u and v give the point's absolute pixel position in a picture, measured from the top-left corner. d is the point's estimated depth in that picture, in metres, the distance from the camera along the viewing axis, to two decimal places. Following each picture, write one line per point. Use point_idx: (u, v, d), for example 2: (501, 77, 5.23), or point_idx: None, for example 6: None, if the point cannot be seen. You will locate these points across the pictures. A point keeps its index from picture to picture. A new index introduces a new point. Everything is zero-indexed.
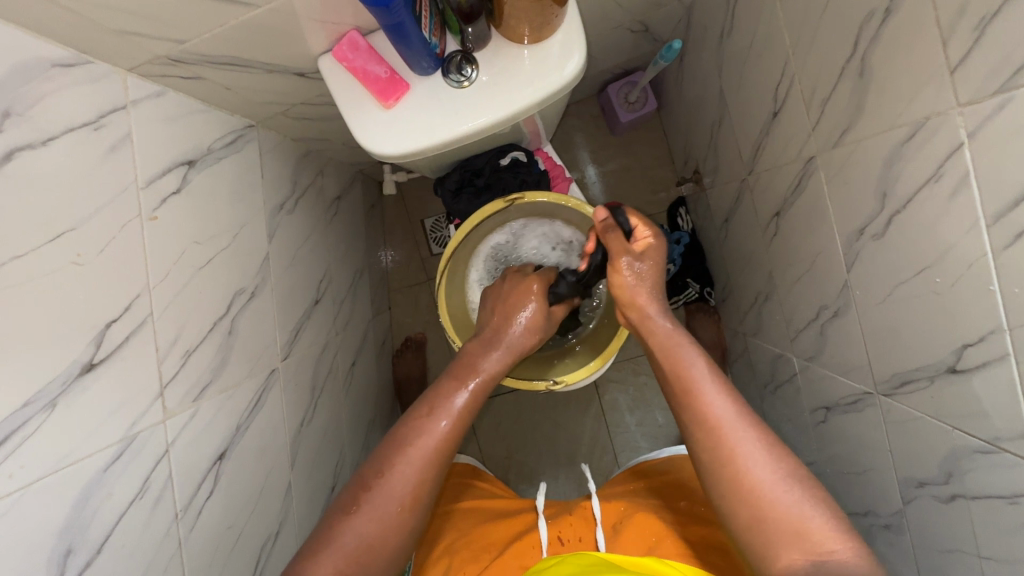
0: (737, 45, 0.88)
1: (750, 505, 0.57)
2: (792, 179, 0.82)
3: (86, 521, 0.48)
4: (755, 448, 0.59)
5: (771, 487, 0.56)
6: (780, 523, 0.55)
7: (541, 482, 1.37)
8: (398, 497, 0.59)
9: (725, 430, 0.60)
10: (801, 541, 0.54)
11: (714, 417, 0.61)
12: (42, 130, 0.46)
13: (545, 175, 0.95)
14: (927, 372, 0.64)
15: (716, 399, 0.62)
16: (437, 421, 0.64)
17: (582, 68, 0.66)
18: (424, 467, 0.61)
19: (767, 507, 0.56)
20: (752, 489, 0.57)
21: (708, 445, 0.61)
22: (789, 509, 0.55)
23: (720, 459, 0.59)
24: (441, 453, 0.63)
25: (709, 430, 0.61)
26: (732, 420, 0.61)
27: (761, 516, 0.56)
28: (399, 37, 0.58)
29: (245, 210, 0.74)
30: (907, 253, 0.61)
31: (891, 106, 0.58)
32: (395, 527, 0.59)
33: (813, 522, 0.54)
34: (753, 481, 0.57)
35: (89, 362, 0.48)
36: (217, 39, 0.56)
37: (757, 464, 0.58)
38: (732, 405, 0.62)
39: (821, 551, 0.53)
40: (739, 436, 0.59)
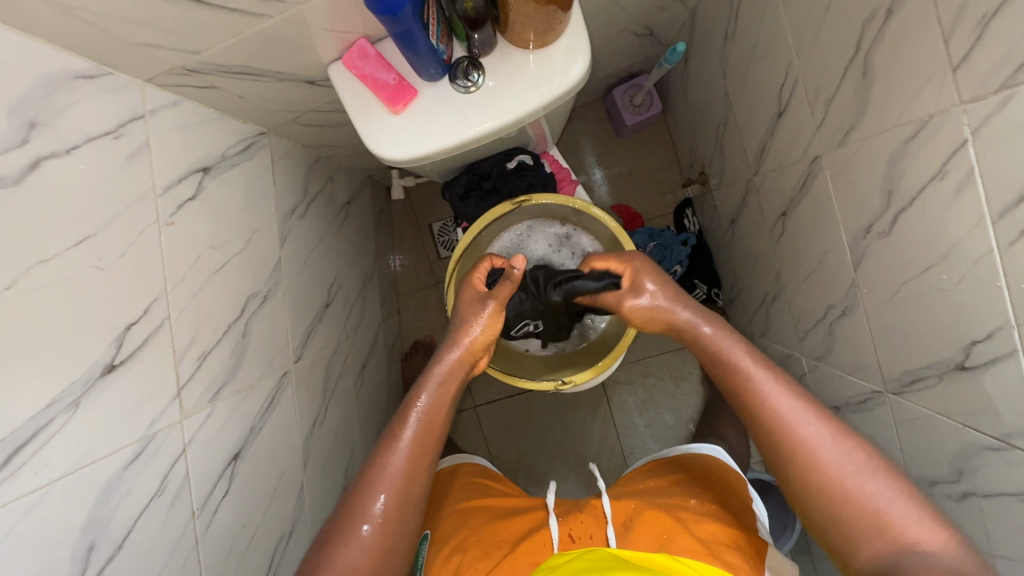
0: (741, 47, 0.89)
1: (834, 497, 0.55)
2: (797, 179, 0.83)
3: (106, 517, 0.49)
4: (825, 438, 0.58)
5: (849, 478, 0.55)
6: (858, 516, 0.54)
7: (551, 483, 1.38)
8: (370, 518, 0.59)
9: (795, 424, 0.59)
10: (890, 530, 0.52)
11: (781, 411, 0.60)
12: (66, 139, 0.47)
13: (551, 178, 0.96)
14: (936, 370, 0.64)
15: (776, 394, 0.61)
16: (399, 437, 0.65)
17: (587, 71, 0.67)
18: (392, 485, 0.61)
19: (849, 496, 0.55)
20: (830, 479, 0.56)
21: (779, 441, 0.59)
22: (871, 498, 0.54)
23: (795, 454, 0.58)
24: (409, 474, 0.63)
25: (778, 428, 0.59)
26: (798, 411, 0.60)
27: (846, 506, 0.54)
28: (407, 44, 0.59)
29: (258, 215, 0.75)
30: (914, 251, 0.61)
31: (895, 104, 0.58)
32: (378, 552, 0.58)
33: (895, 512, 0.53)
34: (832, 471, 0.56)
35: (110, 363, 0.50)
36: (231, 49, 0.58)
37: (833, 452, 0.57)
38: (795, 394, 0.61)
39: (908, 542, 0.51)
40: (809, 427, 0.58)
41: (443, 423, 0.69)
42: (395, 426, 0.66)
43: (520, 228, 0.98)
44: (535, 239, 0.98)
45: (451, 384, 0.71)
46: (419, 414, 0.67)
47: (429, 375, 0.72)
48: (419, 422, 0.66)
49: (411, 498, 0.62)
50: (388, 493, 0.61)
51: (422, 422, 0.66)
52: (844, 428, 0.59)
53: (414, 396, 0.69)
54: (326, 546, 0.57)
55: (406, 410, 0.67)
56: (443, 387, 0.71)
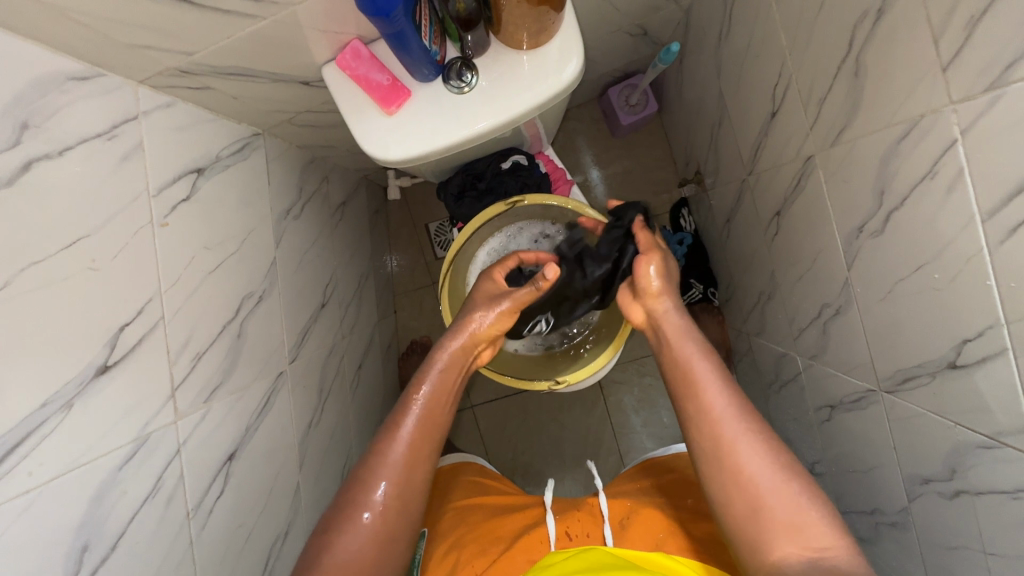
0: (735, 47, 0.89)
1: (742, 501, 0.58)
2: (791, 178, 0.83)
3: (101, 518, 0.49)
4: (750, 442, 0.60)
5: (767, 483, 0.57)
6: (771, 519, 0.56)
7: (548, 483, 1.38)
8: (371, 508, 0.59)
9: (725, 426, 0.61)
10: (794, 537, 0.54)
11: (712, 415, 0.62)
12: (58, 140, 0.47)
13: (546, 178, 0.96)
14: (929, 368, 0.64)
15: (716, 396, 0.63)
16: (401, 425, 0.65)
17: (580, 71, 0.67)
18: (394, 474, 0.62)
19: (758, 501, 0.57)
20: (743, 481, 0.58)
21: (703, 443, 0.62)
22: (776, 506, 0.56)
23: (716, 455, 0.61)
24: (410, 462, 0.63)
25: (709, 428, 0.62)
26: (730, 416, 0.62)
27: (757, 508, 0.57)
28: (400, 45, 0.59)
29: (253, 216, 0.75)
30: (906, 250, 0.62)
31: (887, 104, 0.58)
32: (375, 541, 0.58)
33: (807, 517, 0.55)
34: (749, 477, 0.58)
35: (103, 364, 0.50)
36: (223, 50, 0.58)
37: (749, 458, 0.59)
38: (731, 401, 0.63)
39: (817, 547, 0.53)
40: (736, 430, 0.61)
41: (444, 414, 0.69)
42: (395, 417, 0.66)
43: (511, 230, 0.97)
44: (526, 242, 0.97)
45: (452, 374, 0.72)
46: (420, 405, 0.67)
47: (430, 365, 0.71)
48: (422, 412, 0.66)
49: (412, 485, 0.62)
50: (388, 482, 0.61)
51: (425, 410, 0.67)
52: (770, 436, 0.60)
53: (415, 387, 0.69)
54: (329, 533, 0.58)
55: (408, 402, 0.67)
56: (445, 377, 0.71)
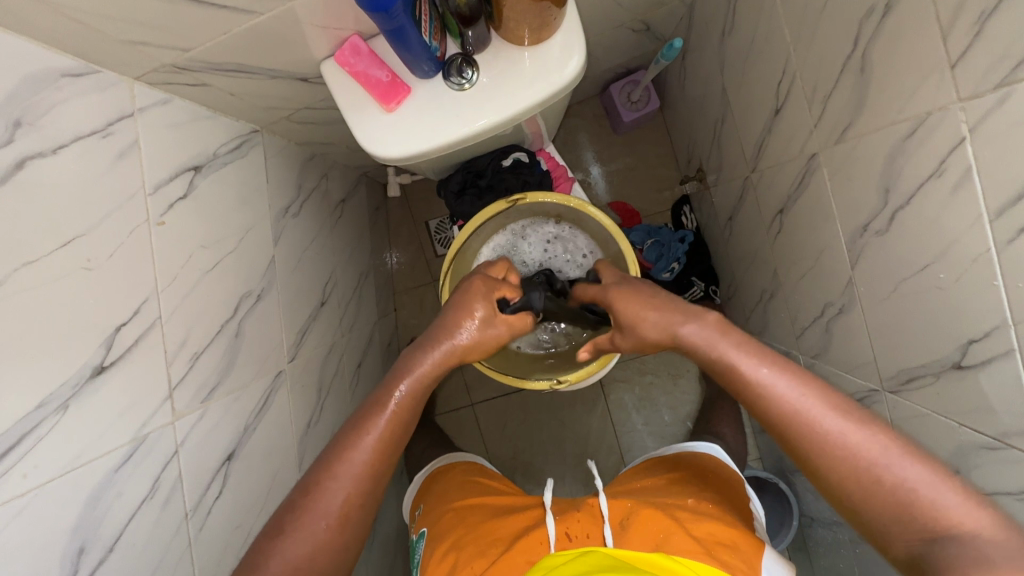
0: (738, 43, 0.88)
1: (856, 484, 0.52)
2: (795, 176, 0.82)
3: (98, 519, 0.49)
4: (836, 423, 0.54)
5: (874, 463, 0.52)
6: (886, 503, 0.51)
7: (548, 481, 1.38)
8: (328, 514, 0.56)
9: (802, 409, 0.56)
10: (920, 521, 0.49)
11: (787, 401, 0.56)
12: (52, 138, 0.47)
13: (547, 176, 0.95)
14: (932, 369, 0.64)
15: (781, 380, 0.58)
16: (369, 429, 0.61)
17: (582, 68, 0.66)
18: (353, 483, 0.59)
19: (868, 485, 0.52)
20: (842, 466, 0.53)
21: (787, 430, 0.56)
22: (892, 487, 0.50)
23: (806, 443, 0.55)
24: (369, 470, 0.60)
25: (787, 413, 0.56)
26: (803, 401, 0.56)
27: (869, 494, 0.52)
28: (399, 41, 0.58)
29: (251, 214, 0.75)
30: (911, 249, 0.61)
31: (893, 101, 0.57)
32: (331, 548, 0.56)
33: (921, 496, 0.49)
34: (848, 455, 0.53)
35: (99, 365, 0.49)
36: (220, 46, 0.57)
37: (844, 441, 0.53)
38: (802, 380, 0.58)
39: (939, 530, 0.48)
40: (818, 412, 0.55)
41: (409, 417, 0.65)
42: (369, 415, 0.63)
43: (518, 228, 0.98)
44: (533, 241, 0.98)
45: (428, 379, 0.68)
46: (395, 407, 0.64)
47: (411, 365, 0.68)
48: (394, 414, 0.63)
49: (374, 487, 0.60)
50: (352, 487, 0.58)
51: (395, 411, 0.64)
52: None
53: (392, 385, 0.66)
54: (278, 535, 0.55)
55: (382, 399, 0.64)
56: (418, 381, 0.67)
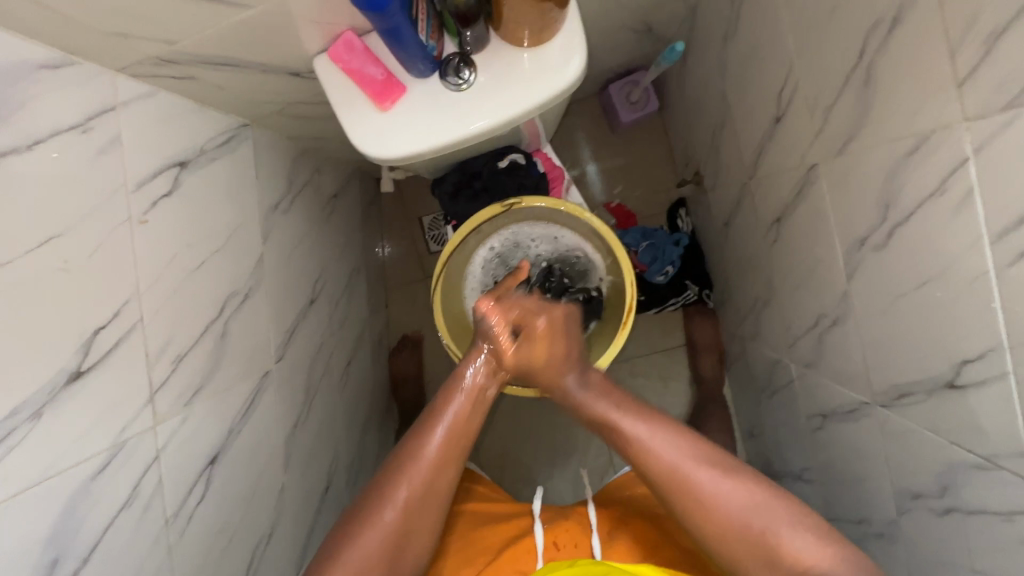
0: (740, 48, 0.86)
1: (729, 539, 0.61)
2: (793, 186, 0.81)
3: (73, 529, 0.47)
4: (715, 479, 0.63)
5: (749, 519, 0.61)
6: (757, 547, 0.60)
7: (538, 485, 1.37)
8: (392, 510, 0.62)
9: (683, 470, 0.64)
10: (782, 558, 0.59)
11: (669, 464, 0.65)
12: (27, 134, 0.44)
13: (544, 178, 0.93)
14: (925, 386, 0.64)
15: (665, 445, 0.66)
16: (430, 433, 0.67)
17: (582, 70, 0.65)
18: (417, 478, 0.64)
19: (741, 531, 0.61)
20: (724, 522, 0.61)
21: (678, 495, 0.64)
22: (761, 532, 0.60)
23: (685, 503, 0.63)
24: (437, 465, 0.66)
25: (668, 481, 0.64)
26: (683, 463, 0.65)
27: (738, 537, 0.61)
28: (394, 40, 0.57)
29: (240, 211, 0.73)
30: (909, 266, 0.61)
31: (896, 117, 0.57)
32: (392, 546, 0.61)
33: (794, 544, 0.59)
34: (725, 509, 0.61)
35: (76, 370, 0.47)
36: (209, 39, 0.55)
37: (728, 499, 0.62)
38: (685, 450, 0.66)
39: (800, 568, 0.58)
40: (700, 474, 0.64)
41: (475, 420, 0.71)
42: (427, 422, 0.69)
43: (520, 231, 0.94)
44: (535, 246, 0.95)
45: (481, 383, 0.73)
46: (449, 417, 0.69)
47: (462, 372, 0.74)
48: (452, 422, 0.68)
49: (439, 487, 0.65)
50: (414, 484, 0.64)
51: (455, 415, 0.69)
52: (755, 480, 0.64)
53: (447, 397, 0.71)
54: (350, 533, 0.61)
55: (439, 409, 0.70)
56: (473, 389, 0.72)
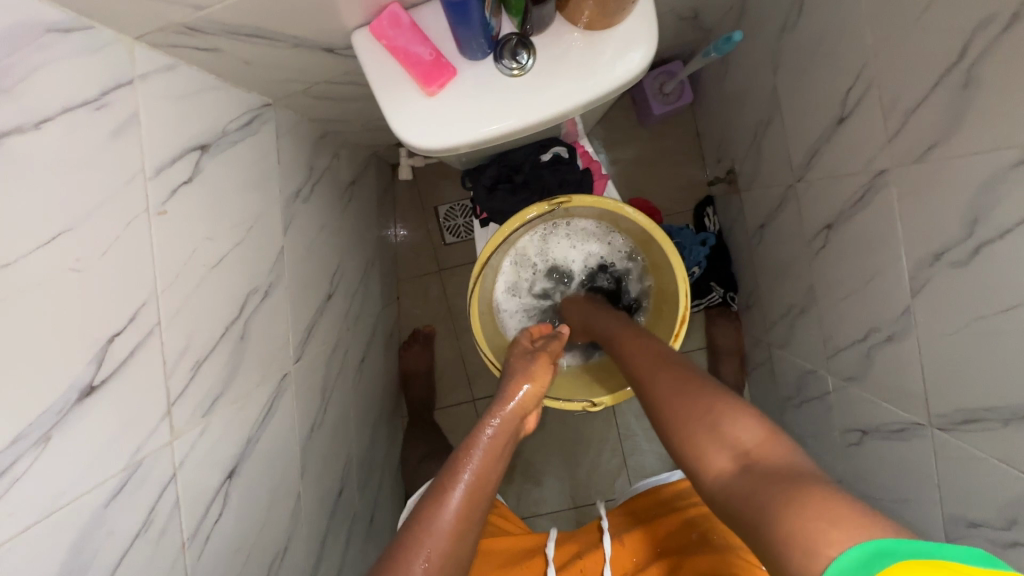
0: (800, 41, 0.81)
1: (677, 414, 0.55)
2: (853, 192, 0.76)
3: (85, 563, 0.42)
4: (668, 374, 0.61)
5: (686, 398, 0.56)
6: (694, 426, 0.53)
7: (557, 517, 1.32)
8: None
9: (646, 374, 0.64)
10: (721, 433, 0.50)
11: (641, 368, 0.66)
12: (33, 111, 0.38)
13: (587, 174, 0.87)
14: (1001, 414, 0.60)
15: (636, 355, 0.69)
16: (449, 493, 0.56)
17: (648, 62, 0.59)
18: (435, 549, 0.51)
19: (682, 415, 0.55)
20: (672, 407, 0.56)
21: (646, 389, 0.62)
22: (702, 409, 0.53)
23: (656, 408, 0.59)
24: (459, 531, 0.54)
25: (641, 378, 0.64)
26: (653, 363, 0.65)
27: (682, 418, 0.55)
28: (457, 15, 0.51)
29: (260, 200, 0.66)
30: (995, 287, 0.56)
31: (1000, 126, 0.52)
32: None
33: (733, 422, 0.50)
34: (666, 396, 0.58)
35: (88, 385, 0.41)
36: (242, 6, 0.48)
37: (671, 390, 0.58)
38: (654, 357, 0.66)
39: (743, 447, 0.48)
40: (660, 372, 0.62)
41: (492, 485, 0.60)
42: (442, 484, 0.57)
43: (600, 230, 0.94)
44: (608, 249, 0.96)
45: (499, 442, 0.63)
46: (469, 474, 0.58)
47: (482, 431, 0.64)
48: (471, 483, 0.57)
49: (456, 564, 0.53)
50: (434, 555, 0.51)
51: (477, 475, 0.58)
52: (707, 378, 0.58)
53: (462, 458, 0.60)
54: None
55: (454, 469, 0.59)
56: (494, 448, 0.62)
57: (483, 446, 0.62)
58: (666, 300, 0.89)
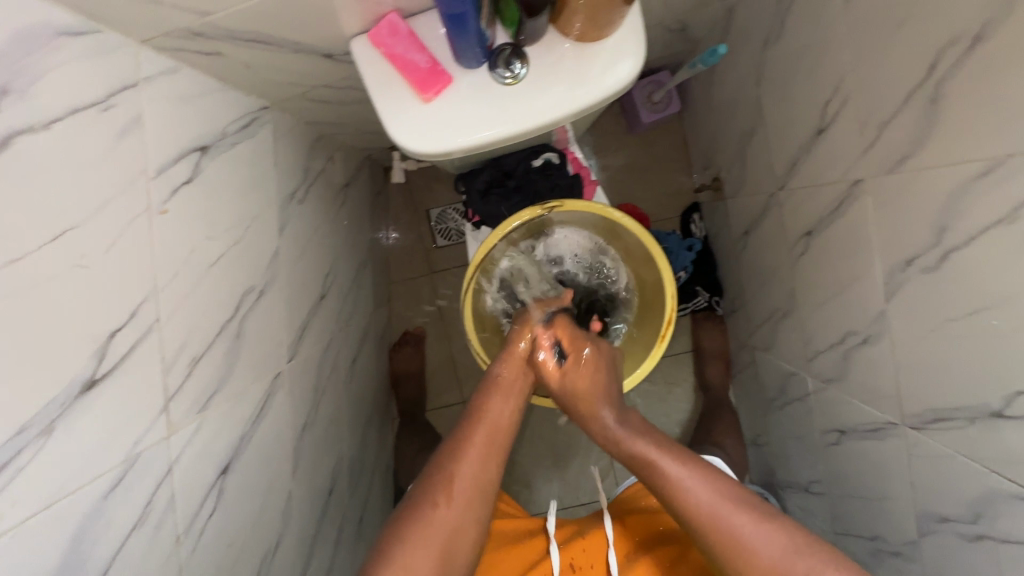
0: (782, 55, 0.84)
1: (762, 571, 0.56)
2: (831, 201, 0.80)
3: (84, 553, 0.43)
4: (744, 517, 0.58)
5: (774, 557, 0.56)
6: None
7: (553, 502, 1.35)
8: None
9: (714, 510, 0.59)
10: None
11: (698, 498, 0.61)
12: (44, 111, 0.39)
13: (577, 180, 0.89)
14: (968, 413, 0.63)
15: (688, 478, 0.62)
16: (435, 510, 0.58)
17: (636, 74, 0.61)
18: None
19: (768, 571, 0.56)
20: (754, 557, 0.56)
21: (714, 529, 0.59)
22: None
23: (722, 545, 0.58)
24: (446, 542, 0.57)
25: (701, 512, 0.60)
26: (714, 495, 0.61)
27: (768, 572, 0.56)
28: (455, 28, 0.53)
29: (257, 201, 0.67)
30: (962, 292, 0.59)
31: (966, 140, 0.55)
32: None
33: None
34: (754, 546, 0.57)
35: (90, 379, 0.42)
36: (247, 13, 0.50)
37: (762, 544, 0.57)
38: (712, 486, 0.62)
39: None
40: (730, 515, 0.59)
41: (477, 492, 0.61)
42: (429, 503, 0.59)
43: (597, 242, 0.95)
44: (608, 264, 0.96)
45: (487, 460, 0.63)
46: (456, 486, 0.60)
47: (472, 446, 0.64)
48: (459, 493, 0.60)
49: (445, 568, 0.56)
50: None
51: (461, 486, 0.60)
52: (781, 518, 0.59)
53: (451, 474, 0.61)
54: None
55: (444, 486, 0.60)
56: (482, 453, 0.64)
57: (472, 460, 0.62)
58: (653, 302, 0.91)
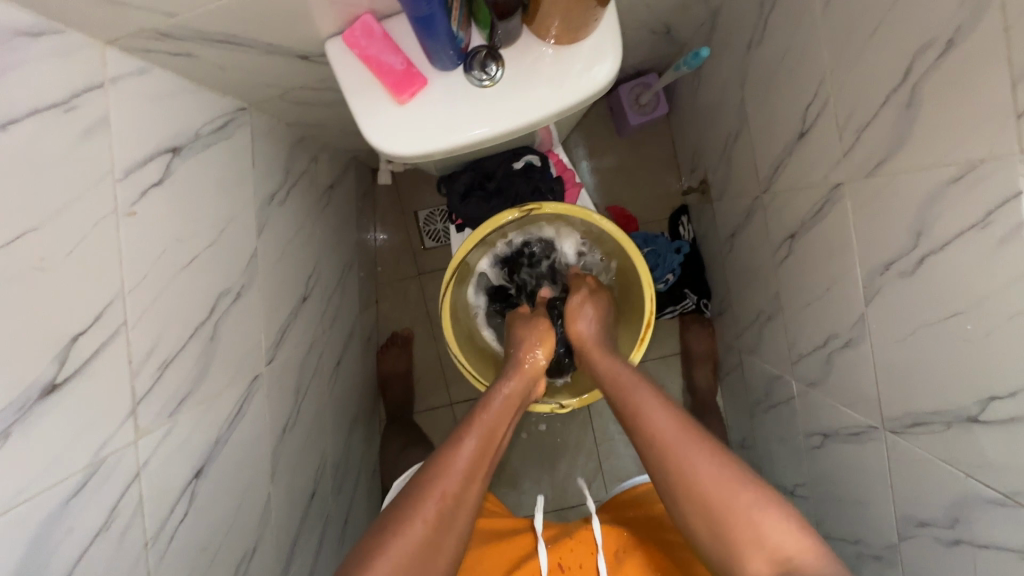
0: (765, 58, 0.84)
1: (713, 507, 0.57)
2: (812, 204, 0.80)
3: (44, 560, 0.42)
4: (700, 455, 0.60)
5: (726, 492, 0.57)
6: (740, 532, 0.56)
7: (541, 497, 1.36)
8: None
9: (672, 446, 0.61)
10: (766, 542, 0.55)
11: (660, 431, 0.62)
12: (3, 112, 0.38)
13: (558, 182, 0.89)
14: (945, 417, 0.63)
15: (655, 416, 0.64)
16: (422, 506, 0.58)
17: (613, 76, 0.61)
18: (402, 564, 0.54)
19: (718, 507, 0.57)
20: (704, 495, 0.58)
21: (670, 467, 0.60)
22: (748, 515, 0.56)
23: (676, 483, 0.60)
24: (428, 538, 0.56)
25: (662, 449, 0.61)
26: (675, 431, 0.62)
27: (720, 511, 0.57)
28: (426, 30, 0.53)
29: (233, 203, 0.67)
30: (938, 296, 0.59)
31: (941, 144, 0.55)
32: None
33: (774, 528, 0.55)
34: (699, 478, 0.58)
35: (51, 382, 0.42)
36: (216, 14, 0.49)
37: (710, 476, 0.58)
38: (673, 420, 0.63)
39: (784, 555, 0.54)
40: (687, 451, 0.60)
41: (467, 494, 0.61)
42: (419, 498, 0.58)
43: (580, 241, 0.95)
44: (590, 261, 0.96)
45: (480, 459, 0.63)
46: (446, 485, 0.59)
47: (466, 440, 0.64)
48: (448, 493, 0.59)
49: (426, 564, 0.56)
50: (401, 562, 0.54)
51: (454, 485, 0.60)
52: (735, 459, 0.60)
53: (444, 471, 0.60)
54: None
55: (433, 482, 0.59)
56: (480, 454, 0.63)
57: (466, 456, 0.62)
58: (634, 306, 0.91)
